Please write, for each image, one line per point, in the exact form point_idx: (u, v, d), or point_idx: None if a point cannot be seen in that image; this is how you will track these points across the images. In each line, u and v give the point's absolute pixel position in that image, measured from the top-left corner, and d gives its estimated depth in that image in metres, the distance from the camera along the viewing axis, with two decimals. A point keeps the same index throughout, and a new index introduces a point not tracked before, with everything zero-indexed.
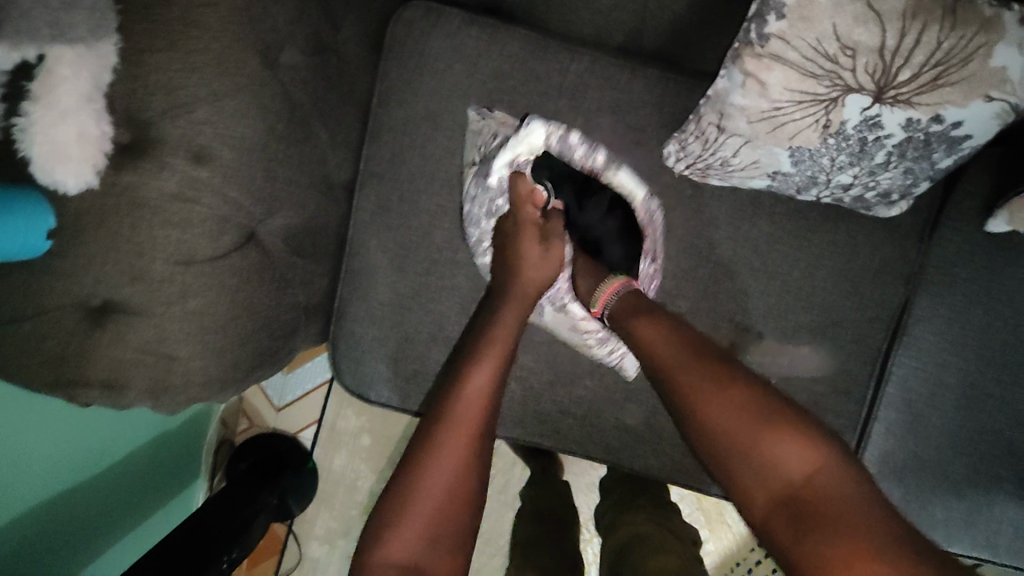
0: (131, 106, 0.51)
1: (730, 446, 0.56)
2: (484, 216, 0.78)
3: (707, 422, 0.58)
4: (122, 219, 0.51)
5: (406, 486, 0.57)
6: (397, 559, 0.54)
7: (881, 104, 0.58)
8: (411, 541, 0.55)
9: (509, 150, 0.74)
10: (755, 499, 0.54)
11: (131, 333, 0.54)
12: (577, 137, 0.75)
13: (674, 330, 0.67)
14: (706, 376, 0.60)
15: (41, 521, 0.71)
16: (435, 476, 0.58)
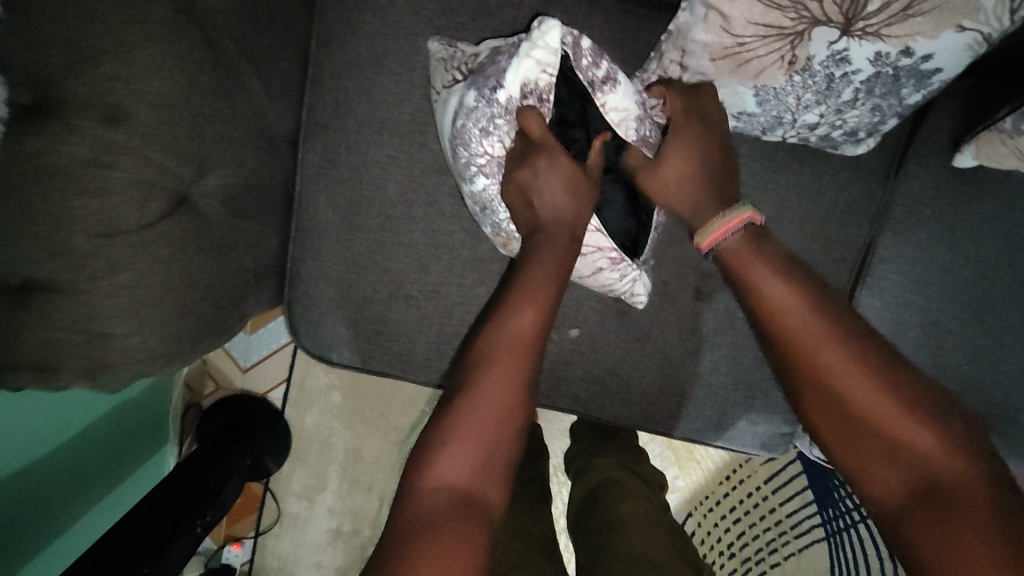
0: (27, 62, 0.46)
1: (870, 433, 0.51)
2: (477, 139, 0.62)
3: (841, 400, 0.52)
4: (31, 190, 0.46)
5: (459, 414, 0.49)
6: (445, 480, 0.46)
7: (848, 38, 0.55)
8: (467, 454, 0.47)
9: (523, 57, 0.60)
10: (884, 487, 0.50)
11: (57, 313, 0.49)
12: (591, 43, 0.61)
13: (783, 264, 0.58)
14: (817, 329, 0.55)
15: (6, 501, 0.69)
16: (490, 386, 0.49)
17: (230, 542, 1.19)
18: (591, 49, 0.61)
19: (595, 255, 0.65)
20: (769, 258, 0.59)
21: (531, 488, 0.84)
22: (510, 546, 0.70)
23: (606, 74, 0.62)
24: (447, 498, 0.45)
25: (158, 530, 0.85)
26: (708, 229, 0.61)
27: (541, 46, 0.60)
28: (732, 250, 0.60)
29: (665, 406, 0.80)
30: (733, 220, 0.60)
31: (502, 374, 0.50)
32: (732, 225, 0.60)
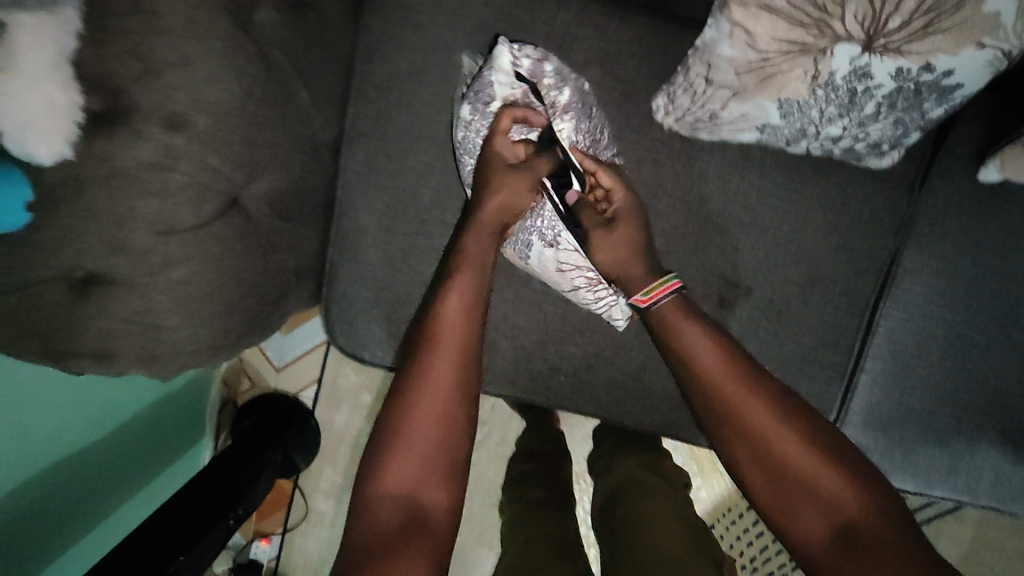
0: (96, 72, 0.48)
1: (794, 490, 0.59)
2: (481, 145, 0.73)
3: (768, 458, 0.61)
4: (100, 188, 0.50)
5: (403, 431, 0.57)
6: (394, 492, 0.55)
7: (870, 54, 0.56)
8: (405, 474, 0.56)
9: (497, 75, 0.71)
10: (811, 534, 0.58)
11: (118, 304, 0.53)
12: (553, 65, 0.72)
13: (710, 331, 0.67)
14: (744, 392, 0.63)
15: (48, 485, 0.74)
16: (429, 402, 0.58)
17: (258, 537, 1.23)
18: (554, 74, 0.72)
19: (575, 273, 0.77)
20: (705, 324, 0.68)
21: (554, 491, 0.85)
22: (533, 547, 0.71)
23: (563, 102, 0.72)
24: (395, 510, 0.55)
25: (196, 517, 0.89)
26: (647, 290, 0.70)
27: (508, 67, 0.71)
28: (671, 318, 0.69)
29: (687, 413, 0.81)
30: (665, 286, 0.70)
31: (437, 388, 0.59)
32: (663, 292, 0.70)
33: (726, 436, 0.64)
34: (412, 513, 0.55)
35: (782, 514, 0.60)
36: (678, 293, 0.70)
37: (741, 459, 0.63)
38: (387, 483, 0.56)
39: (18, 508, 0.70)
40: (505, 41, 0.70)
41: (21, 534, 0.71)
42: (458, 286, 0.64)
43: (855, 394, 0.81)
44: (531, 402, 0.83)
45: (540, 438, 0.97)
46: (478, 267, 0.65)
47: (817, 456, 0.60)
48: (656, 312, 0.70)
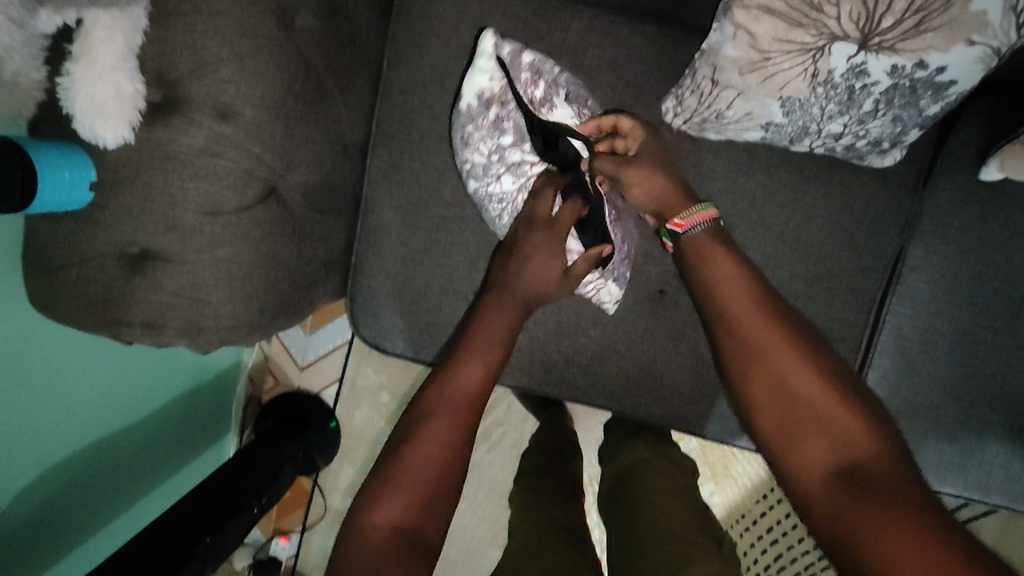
0: (161, 66, 0.55)
1: (802, 421, 0.59)
2: (473, 137, 0.78)
3: (782, 388, 0.61)
4: (155, 172, 0.56)
5: (402, 464, 0.59)
6: (384, 520, 0.56)
7: (866, 52, 0.60)
8: (397, 507, 0.57)
9: (479, 72, 0.76)
10: (811, 469, 0.57)
11: (166, 279, 0.58)
12: (532, 55, 0.76)
13: (738, 264, 0.68)
14: (761, 324, 0.64)
15: (86, 464, 0.78)
16: (432, 441, 0.61)
17: (278, 535, 1.25)
18: (531, 65, 0.77)
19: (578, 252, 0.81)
20: (734, 256, 0.69)
21: (565, 482, 0.88)
22: (545, 530, 0.74)
23: (544, 94, 0.77)
24: (390, 535, 0.55)
25: (223, 503, 0.93)
26: (684, 213, 0.72)
27: (487, 60, 0.76)
28: (701, 245, 0.70)
29: (696, 405, 0.84)
30: (700, 214, 0.71)
31: (443, 427, 0.62)
32: (698, 219, 0.71)
33: (744, 380, 0.64)
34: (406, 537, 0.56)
35: (787, 445, 0.60)
36: (713, 223, 0.71)
37: (754, 385, 0.63)
38: (379, 512, 0.57)
39: (58, 482, 0.74)
40: (491, 32, 0.75)
41: (59, 508, 0.75)
42: (473, 356, 0.69)
43: (864, 389, 0.83)
44: (544, 394, 0.86)
45: (551, 435, 1.00)
46: (515, 305, 0.74)
47: (827, 389, 0.59)
48: (690, 240, 0.71)
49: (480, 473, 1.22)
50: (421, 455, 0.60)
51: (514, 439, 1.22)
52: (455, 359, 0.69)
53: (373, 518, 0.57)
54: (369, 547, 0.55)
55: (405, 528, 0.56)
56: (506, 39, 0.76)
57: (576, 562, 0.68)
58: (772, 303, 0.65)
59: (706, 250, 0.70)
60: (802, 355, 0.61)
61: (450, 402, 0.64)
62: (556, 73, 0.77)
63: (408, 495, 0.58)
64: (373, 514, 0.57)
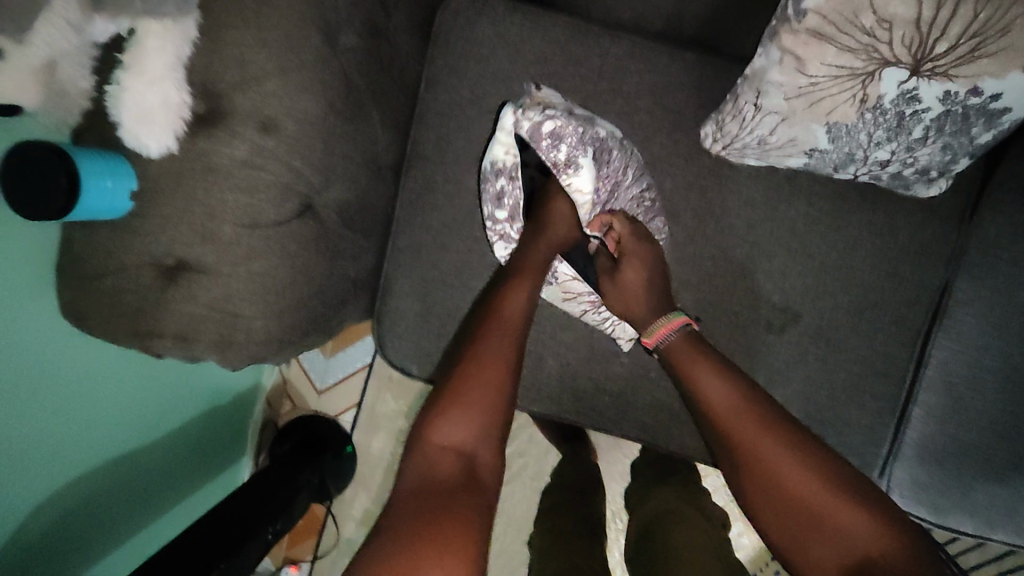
0: (207, 79, 0.53)
1: (803, 518, 0.60)
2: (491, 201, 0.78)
3: (779, 495, 0.62)
4: (196, 182, 0.55)
5: (451, 411, 0.61)
6: (445, 442, 0.59)
7: (917, 78, 0.59)
8: (457, 427, 0.60)
9: (495, 142, 0.76)
10: (821, 566, 0.58)
11: (200, 290, 0.57)
12: (551, 124, 0.73)
13: (718, 367, 0.70)
14: (750, 431, 0.65)
15: (100, 483, 0.76)
16: (421, 453, 0.58)
17: (288, 564, 1.21)
18: (552, 133, 0.73)
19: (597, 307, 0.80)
20: (715, 361, 0.71)
21: (588, 521, 0.85)
22: None
23: (565, 157, 0.74)
24: (451, 461, 0.58)
25: (236, 528, 0.90)
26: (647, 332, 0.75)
27: (507, 135, 0.75)
28: (682, 351, 0.73)
29: None
30: (668, 324, 0.74)
31: (437, 436, 0.59)
32: (666, 331, 0.74)
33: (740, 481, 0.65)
34: (467, 468, 0.58)
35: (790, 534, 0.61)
36: (686, 328, 0.74)
37: (752, 499, 0.64)
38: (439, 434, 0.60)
39: (75, 499, 0.72)
40: (510, 109, 0.74)
41: (74, 527, 0.73)
42: (474, 370, 0.64)
43: (908, 426, 0.80)
44: (573, 423, 0.84)
45: (575, 475, 0.96)
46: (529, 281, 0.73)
47: (828, 495, 0.60)
48: (666, 347, 0.74)
49: (498, 505, 1.19)
50: (473, 377, 0.63)
51: (534, 472, 1.18)
52: (503, 294, 0.72)
53: (433, 436, 0.59)
54: (431, 470, 0.57)
55: (465, 452, 0.59)
56: (524, 110, 0.73)
57: None
58: (762, 410, 0.66)
59: (685, 363, 0.72)
60: (795, 457, 0.62)
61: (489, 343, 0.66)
62: (580, 134, 0.74)
63: (471, 414, 0.61)
64: (437, 436, 0.59)
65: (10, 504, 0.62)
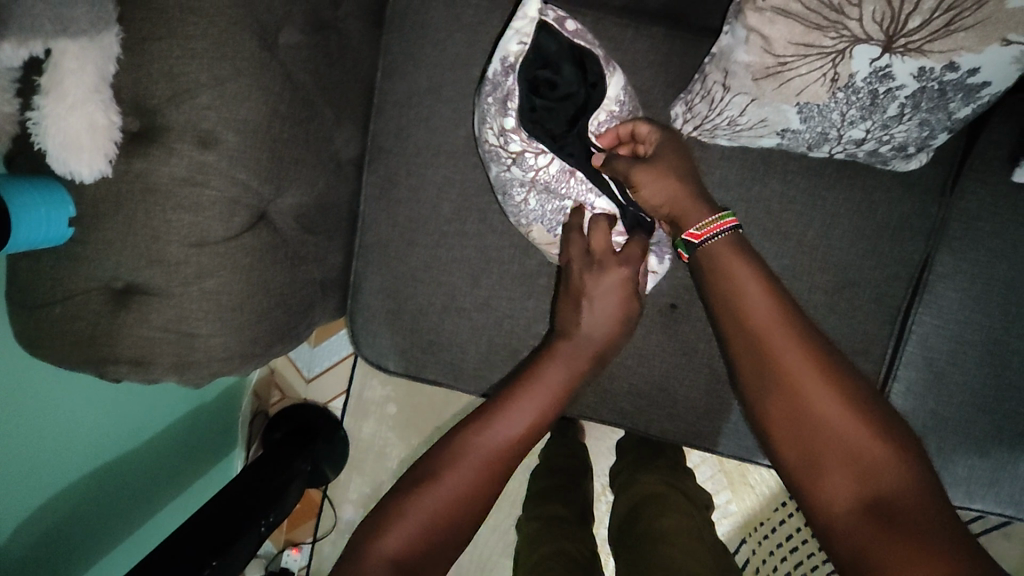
0: (138, 95, 0.53)
1: (827, 448, 0.55)
2: (496, 108, 0.70)
3: (802, 409, 0.57)
4: (136, 204, 0.53)
5: (416, 501, 0.56)
6: (391, 549, 0.53)
7: (891, 55, 0.56)
8: (409, 530, 0.54)
9: (512, 30, 0.68)
10: (838, 499, 0.54)
11: (153, 313, 0.56)
12: (576, 24, 0.68)
13: (758, 272, 0.64)
14: (789, 343, 0.60)
15: (85, 495, 0.76)
16: (402, 528, 0.54)
17: (289, 546, 1.24)
18: (576, 33, 0.69)
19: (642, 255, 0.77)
20: (757, 267, 0.64)
21: (575, 505, 0.85)
22: (554, 557, 0.71)
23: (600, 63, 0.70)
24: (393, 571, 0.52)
25: (225, 524, 0.90)
26: (699, 226, 0.66)
27: (527, 23, 0.67)
28: (723, 256, 0.65)
29: (711, 422, 0.81)
30: (717, 223, 0.65)
31: (446, 490, 0.58)
32: (717, 228, 0.65)
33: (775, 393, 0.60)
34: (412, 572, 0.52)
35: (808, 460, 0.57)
36: (734, 232, 0.66)
37: (779, 409, 0.59)
38: (389, 538, 0.54)
39: (56, 515, 0.72)
40: None
41: (60, 542, 0.73)
42: (522, 401, 0.65)
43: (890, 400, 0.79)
44: None
45: (562, 453, 0.98)
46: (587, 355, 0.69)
47: (860, 420, 0.55)
48: (708, 249, 0.66)
49: None
50: (447, 484, 0.58)
51: (524, 451, 1.20)
52: (501, 406, 0.65)
53: (379, 542, 0.53)
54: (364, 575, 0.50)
55: (410, 562, 0.53)
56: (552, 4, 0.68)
57: None
58: (797, 321, 0.61)
59: (723, 263, 0.65)
60: (843, 400, 0.56)
61: (478, 452, 0.62)
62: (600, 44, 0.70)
63: (419, 527, 0.55)
64: (380, 543, 0.53)
65: None
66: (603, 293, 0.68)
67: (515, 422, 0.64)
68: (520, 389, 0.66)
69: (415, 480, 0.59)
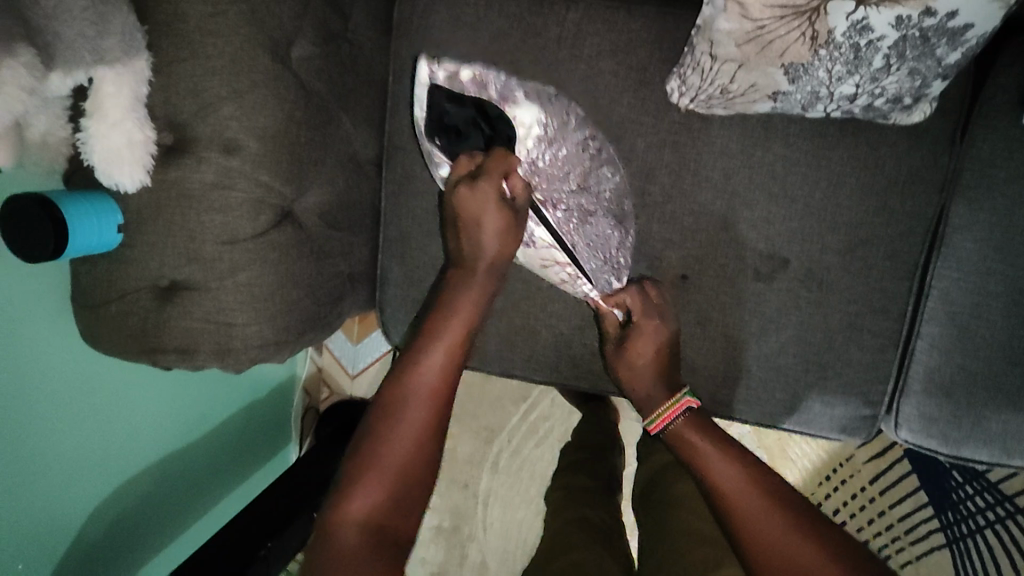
0: (169, 112, 0.60)
1: (765, 521, 0.60)
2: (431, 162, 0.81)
3: (760, 530, 0.59)
4: (175, 208, 0.60)
5: (367, 463, 0.60)
6: (355, 514, 0.58)
7: (866, 7, 0.57)
8: (367, 499, 0.58)
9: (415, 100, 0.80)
10: None
11: (195, 306, 0.63)
12: (466, 69, 0.77)
13: (725, 450, 0.68)
14: (757, 502, 0.62)
15: (154, 482, 0.84)
16: (361, 494, 0.59)
17: None
18: (472, 79, 0.77)
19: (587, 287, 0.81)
20: (730, 452, 0.68)
21: (602, 478, 0.88)
22: (577, 525, 0.74)
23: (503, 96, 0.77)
24: (362, 530, 0.57)
25: (279, 510, 0.96)
26: (653, 417, 0.76)
27: (425, 88, 0.79)
28: (684, 434, 0.73)
29: (732, 388, 0.82)
30: (674, 408, 0.75)
31: (393, 442, 0.62)
32: (675, 413, 0.74)
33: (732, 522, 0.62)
34: (383, 530, 0.58)
35: (742, 520, 0.61)
36: (688, 412, 0.74)
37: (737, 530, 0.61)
38: (349, 508, 0.58)
39: (129, 499, 0.80)
40: (422, 60, 0.78)
41: (131, 524, 0.81)
42: (439, 342, 0.69)
43: (913, 359, 0.79)
44: (574, 386, 0.86)
45: (592, 430, 1.00)
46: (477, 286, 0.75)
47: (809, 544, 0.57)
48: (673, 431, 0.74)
49: (531, 468, 1.24)
50: (392, 440, 0.62)
51: (560, 434, 1.23)
52: (421, 350, 0.69)
53: (348, 511, 0.58)
54: (341, 545, 0.55)
55: (376, 522, 0.58)
56: (437, 61, 0.78)
57: (606, 557, 0.68)
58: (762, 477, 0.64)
59: (700, 459, 0.69)
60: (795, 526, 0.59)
61: (416, 403, 0.65)
62: (499, 78, 0.77)
63: (378, 487, 0.59)
64: (344, 510, 0.58)
65: (72, 502, 0.71)
66: (495, 235, 0.75)
67: (434, 362, 0.68)
68: (434, 329, 0.71)
69: (367, 449, 0.61)
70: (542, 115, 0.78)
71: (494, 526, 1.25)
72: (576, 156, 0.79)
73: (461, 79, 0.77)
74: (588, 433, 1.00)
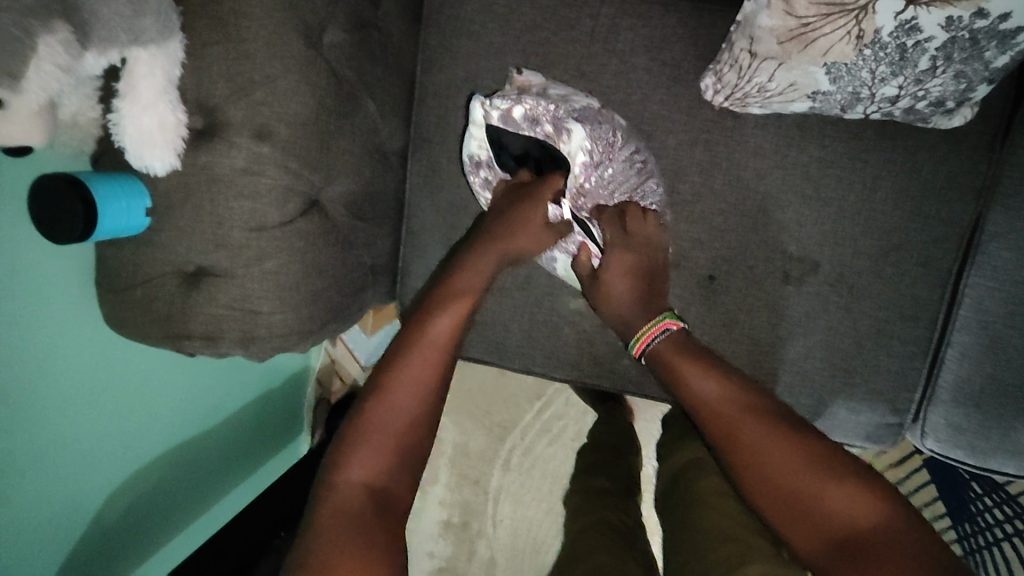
0: (200, 95, 0.59)
1: (758, 439, 0.58)
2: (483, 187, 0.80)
3: (758, 456, 0.57)
4: (203, 194, 0.59)
5: (366, 426, 0.56)
6: (356, 479, 0.53)
7: (915, 6, 0.56)
8: (367, 466, 0.54)
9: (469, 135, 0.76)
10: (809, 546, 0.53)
11: (221, 292, 0.62)
12: (521, 108, 0.73)
13: (707, 369, 0.65)
14: (750, 425, 0.59)
15: (168, 471, 0.83)
16: (359, 458, 0.54)
17: None
18: (525, 116, 0.73)
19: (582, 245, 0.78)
20: (717, 376, 0.65)
21: (621, 480, 0.86)
22: (597, 529, 0.73)
23: (558, 127, 0.73)
24: (361, 498, 0.52)
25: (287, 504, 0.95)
26: (634, 340, 0.73)
27: (479, 125, 0.75)
28: (666, 354, 0.70)
29: None
30: (653, 329, 0.72)
31: (391, 402, 0.57)
32: (652, 334, 0.71)
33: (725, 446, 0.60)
34: (380, 497, 0.53)
35: (742, 457, 0.59)
36: (671, 332, 0.71)
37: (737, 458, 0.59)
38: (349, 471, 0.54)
39: (142, 487, 0.79)
40: (477, 101, 0.73)
41: (144, 511, 0.80)
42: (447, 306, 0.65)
43: (942, 367, 0.77)
44: (595, 385, 0.85)
45: (609, 431, 0.99)
46: (493, 249, 0.72)
47: (810, 466, 0.56)
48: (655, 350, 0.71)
49: (544, 466, 1.23)
50: (390, 403, 0.57)
51: (575, 433, 1.23)
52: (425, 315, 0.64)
53: (348, 475, 0.53)
54: (339, 509, 0.51)
55: (377, 486, 0.54)
56: (489, 98, 0.73)
57: (628, 562, 0.67)
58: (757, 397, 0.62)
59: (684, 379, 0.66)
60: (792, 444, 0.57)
61: (416, 367, 0.60)
62: (554, 110, 0.73)
63: (377, 453, 0.55)
64: (344, 474, 0.54)
65: (84, 489, 0.70)
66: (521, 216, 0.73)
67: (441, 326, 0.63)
68: (441, 296, 0.67)
69: (365, 413, 0.57)
70: (589, 141, 0.74)
71: (504, 523, 1.24)
72: (623, 173, 0.78)
73: (516, 120, 0.73)
74: (605, 433, 0.99)
